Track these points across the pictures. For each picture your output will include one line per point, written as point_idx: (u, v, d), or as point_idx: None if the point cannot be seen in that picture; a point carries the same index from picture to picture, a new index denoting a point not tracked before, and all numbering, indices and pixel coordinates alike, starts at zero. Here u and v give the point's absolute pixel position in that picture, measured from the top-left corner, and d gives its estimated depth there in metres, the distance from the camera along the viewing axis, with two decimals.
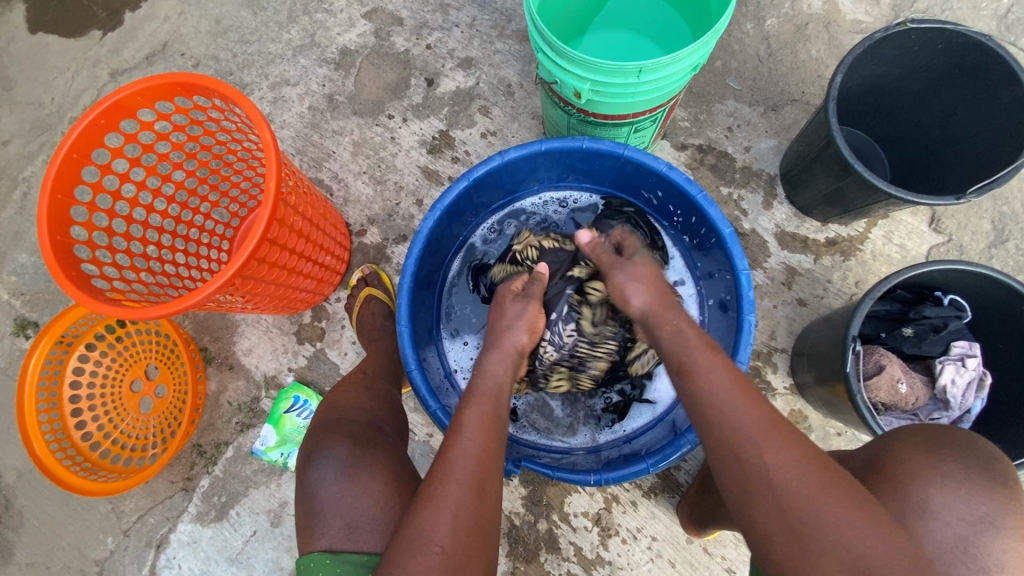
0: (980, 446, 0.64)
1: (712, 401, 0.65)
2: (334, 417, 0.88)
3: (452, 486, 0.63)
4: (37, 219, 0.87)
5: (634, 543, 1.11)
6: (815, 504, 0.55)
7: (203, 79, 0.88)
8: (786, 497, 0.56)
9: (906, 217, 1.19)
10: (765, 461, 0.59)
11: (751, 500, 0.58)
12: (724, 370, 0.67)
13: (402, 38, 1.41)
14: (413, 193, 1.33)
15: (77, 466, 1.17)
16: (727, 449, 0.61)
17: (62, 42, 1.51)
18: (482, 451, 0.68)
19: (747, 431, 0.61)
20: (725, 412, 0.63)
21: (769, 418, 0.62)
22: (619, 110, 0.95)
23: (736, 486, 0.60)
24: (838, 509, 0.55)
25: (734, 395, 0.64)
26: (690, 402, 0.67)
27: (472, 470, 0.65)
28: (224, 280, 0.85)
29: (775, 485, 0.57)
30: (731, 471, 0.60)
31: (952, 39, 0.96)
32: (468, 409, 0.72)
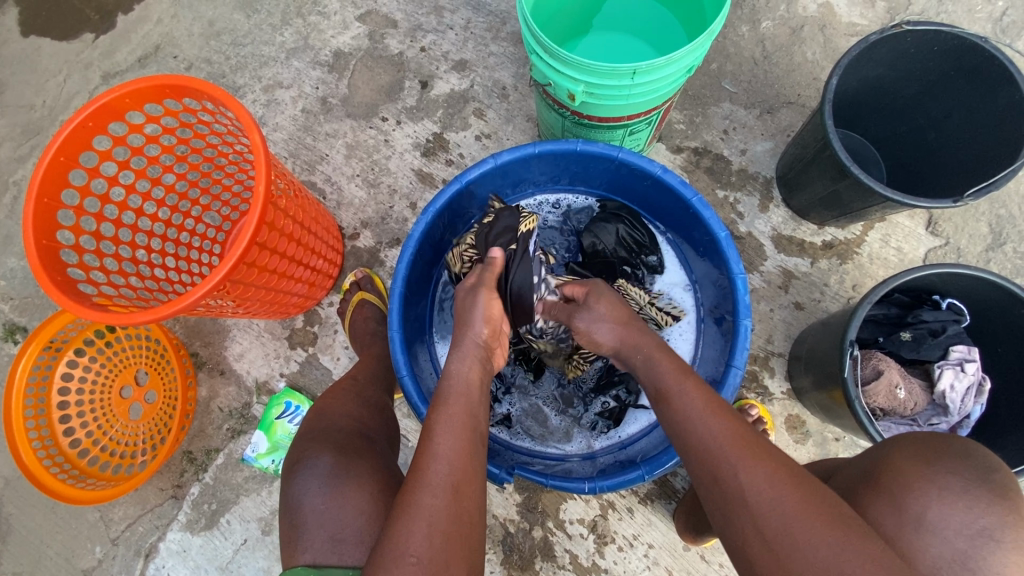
0: (976, 458, 0.62)
1: (686, 422, 0.65)
2: (321, 426, 0.86)
3: (427, 494, 0.61)
4: (23, 222, 0.85)
5: (631, 551, 1.09)
6: (794, 524, 0.53)
7: (192, 81, 0.87)
8: (762, 517, 0.55)
9: (902, 220, 1.18)
10: (738, 478, 0.58)
11: (730, 520, 0.57)
12: (697, 392, 0.68)
13: (397, 41, 1.40)
14: (406, 196, 1.32)
15: (64, 474, 1.15)
16: (704, 469, 0.61)
17: (54, 45, 1.49)
18: (459, 452, 0.66)
19: (722, 449, 0.61)
20: (700, 432, 0.63)
21: (742, 436, 0.61)
22: (613, 112, 0.94)
23: (715, 508, 0.59)
24: (817, 527, 0.52)
25: (707, 416, 0.65)
26: (670, 428, 0.67)
27: (445, 474, 0.63)
28: (213, 284, 0.83)
29: (747, 502, 0.56)
30: (710, 491, 0.60)
31: (947, 42, 0.95)
32: (438, 414, 0.70)
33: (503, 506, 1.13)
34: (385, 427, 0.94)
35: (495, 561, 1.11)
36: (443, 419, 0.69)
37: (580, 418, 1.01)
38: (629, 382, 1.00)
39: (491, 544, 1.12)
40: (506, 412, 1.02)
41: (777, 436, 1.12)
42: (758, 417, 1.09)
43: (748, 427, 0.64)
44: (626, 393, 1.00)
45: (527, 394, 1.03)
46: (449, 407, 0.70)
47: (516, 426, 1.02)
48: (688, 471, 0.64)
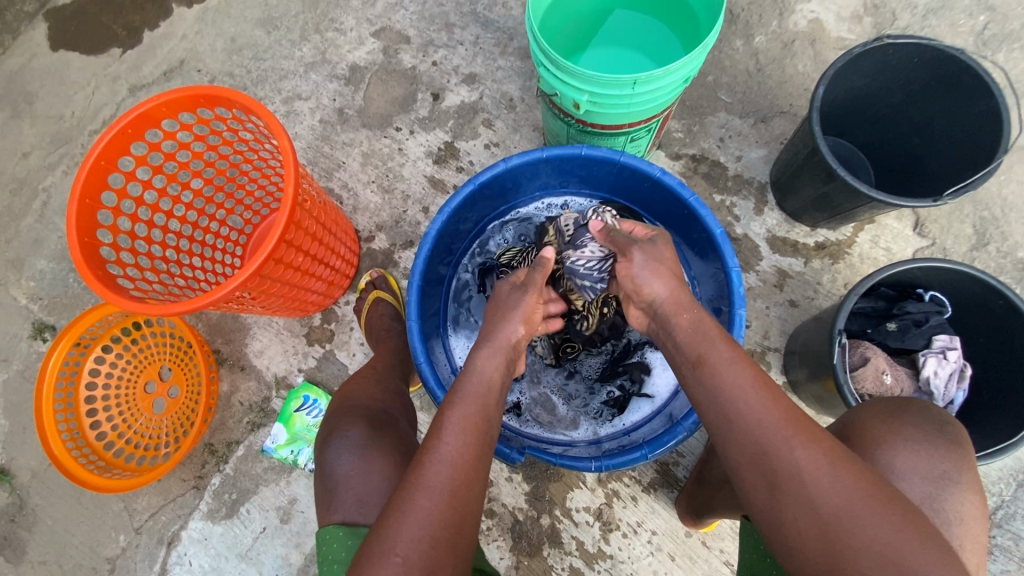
0: (932, 412, 0.71)
1: (733, 398, 0.66)
2: (348, 404, 0.93)
3: (424, 497, 0.64)
4: (67, 221, 0.92)
5: (634, 537, 1.14)
6: (849, 503, 0.57)
7: (225, 90, 0.94)
8: (818, 495, 0.59)
9: (891, 222, 1.24)
10: (794, 457, 0.61)
11: (780, 497, 0.61)
12: (744, 365, 0.68)
13: (409, 55, 1.48)
14: (419, 201, 1.39)
15: (91, 464, 1.21)
16: (754, 445, 0.63)
17: (83, 59, 1.58)
18: (458, 458, 0.68)
19: (776, 427, 0.62)
20: (749, 409, 0.64)
21: (792, 413, 0.64)
22: (615, 120, 1.01)
23: (761, 479, 0.62)
24: (872, 507, 0.57)
25: (756, 392, 0.66)
26: (712, 399, 0.68)
27: (446, 478, 0.66)
28: (243, 278, 0.90)
29: (804, 480, 0.59)
30: (758, 465, 0.62)
31: (926, 54, 1.02)
32: (450, 412, 0.72)
33: (512, 495, 1.17)
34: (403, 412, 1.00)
35: (505, 547, 1.16)
36: (451, 416, 0.71)
37: (586, 406, 1.07)
38: (632, 372, 1.07)
39: (500, 531, 1.16)
40: (516, 401, 1.07)
41: None
42: None
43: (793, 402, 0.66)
44: (630, 382, 1.07)
45: (536, 382, 1.09)
46: (456, 410, 0.72)
47: (526, 414, 1.07)
48: (729, 444, 0.65)
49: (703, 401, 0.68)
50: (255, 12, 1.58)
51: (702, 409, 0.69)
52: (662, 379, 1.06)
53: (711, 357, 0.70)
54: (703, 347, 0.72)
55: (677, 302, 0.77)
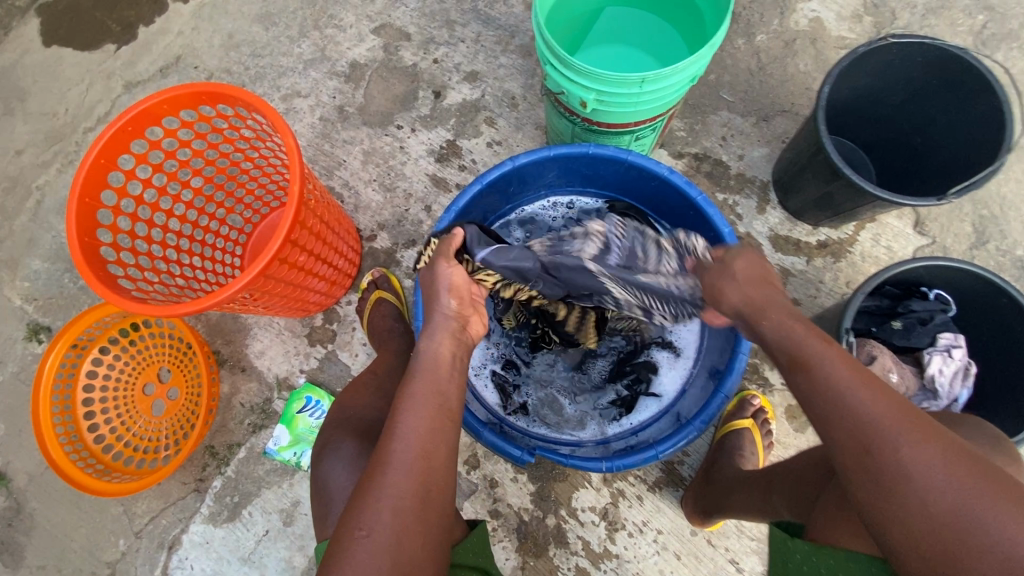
0: (986, 429, 0.76)
1: (838, 395, 0.63)
2: (344, 415, 0.97)
3: (388, 473, 0.64)
4: (67, 220, 0.90)
5: (640, 537, 1.14)
6: (969, 502, 0.55)
7: (229, 88, 0.93)
8: (930, 494, 0.56)
9: (892, 220, 1.25)
10: (901, 455, 0.58)
11: (886, 496, 0.58)
12: (842, 363, 0.65)
13: (410, 53, 1.47)
14: (421, 200, 1.38)
15: (90, 468, 1.20)
16: (856, 442, 0.61)
17: (77, 55, 1.55)
18: (422, 431, 0.67)
19: (882, 423, 0.60)
20: (854, 408, 0.62)
21: (900, 409, 0.61)
22: (621, 119, 1.01)
23: (867, 482, 0.60)
24: (997, 506, 0.54)
25: (860, 389, 0.63)
26: (814, 398, 0.65)
27: (406, 452, 0.66)
28: (249, 278, 0.89)
29: (913, 477, 0.57)
30: (866, 467, 0.60)
31: (929, 53, 1.03)
32: (411, 387, 0.71)
33: (518, 495, 1.17)
34: None
35: (511, 548, 1.16)
36: (409, 392, 0.71)
37: (593, 406, 1.06)
38: (640, 371, 1.06)
39: (506, 531, 1.16)
40: (522, 401, 1.07)
41: (779, 425, 1.17)
42: (759, 407, 1.13)
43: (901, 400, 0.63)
44: (637, 381, 1.06)
45: (543, 383, 1.08)
46: (413, 386, 0.71)
47: (532, 415, 1.06)
48: (831, 440, 0.63)
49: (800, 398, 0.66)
50: (253, 8, 1.56)
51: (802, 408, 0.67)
52: (669, 379, 1.07)
53: (811, 355, 0.67)
54: (802, 347, 0.69)
55: (755, 305, 0.77)
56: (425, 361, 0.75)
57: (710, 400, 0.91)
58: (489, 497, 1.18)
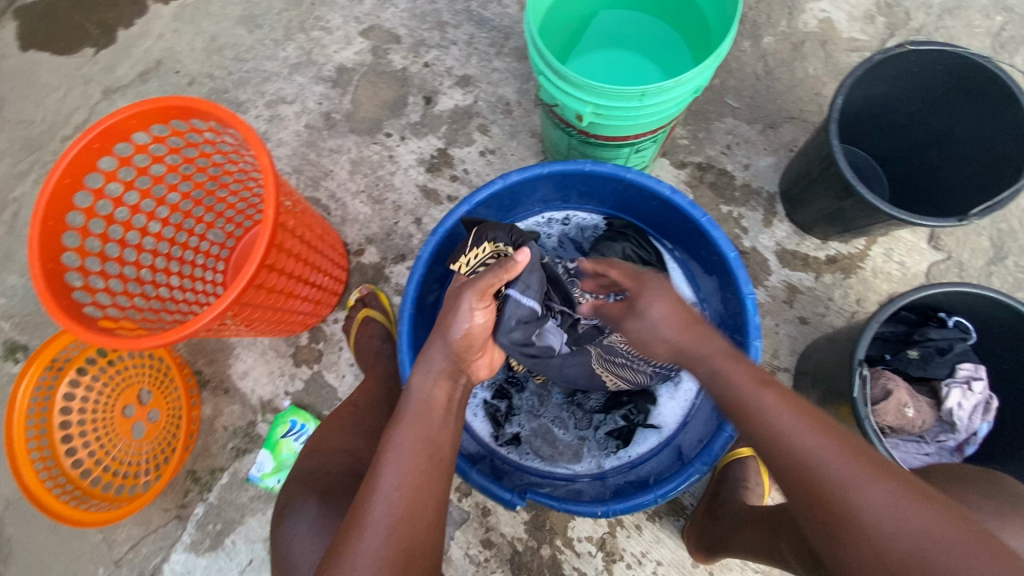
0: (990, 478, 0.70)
1: (782, 439, 0.63)
2: (305, 471, 0.93)
3: (364, 536, 0.61)
4: (28, 246, 0.84)
5: (639, 568, 1.09)
6: (922, 543, 0.53)
7: (200, 102, 0.87)
8: (881, 539, 0.54)
9: (905, 234, 1.19)
10: (851, 500, 0.57)
11: (840, 542, 0.57)
12: (787, 405, 0.65)
13: (400, 56, 1.40)
14: (411, 212, 1.32)
15: (66, 495, 1.13)
16: (806, 488, 0.59)
17: (54, 60, 1.49)
18: (405, 487, 0.64)
19: (830, 467, 0.59)
20: (800, 451, 0.61)
21: (849, 451, 0.60)
22: (620, 132, 0.94)
23: (821, 530, 0.58)
24: (947, 547, 0.52)
25: (804, 431, 0.62)
26: (762, 443, 0.65)
27: (383, 512, 0.62)
28: (222, 308, 0.82)
29: (862, 522, 0.55)
30: (817, 514, 0.58)
31: (950, 61, 0.96)
32: (397, 437, 0.69)
33: (511, 524, 1.12)
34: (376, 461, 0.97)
35: None
36: (392, 444, 0.68)
37: (589, 438, 1.02)
38: (638, 402, 1.02)
39: (498, 562, 1.11)
40: (515, 431, 1.03)
41: None
42: None
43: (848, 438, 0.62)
44: (635, 412, 1.02)
45: (536, 413, 1.04)
46: (401, 436, 0.68)
47: (525, 446, 1.02)
48: (782, 486, 0.63)
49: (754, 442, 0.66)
50: (236, 10, 1.49)
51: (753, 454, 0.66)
52: (669, 410, 1.03)
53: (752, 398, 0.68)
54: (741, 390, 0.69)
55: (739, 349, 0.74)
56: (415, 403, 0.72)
57: (712, 439, 0.88)
58: (481, 526, 1.12)
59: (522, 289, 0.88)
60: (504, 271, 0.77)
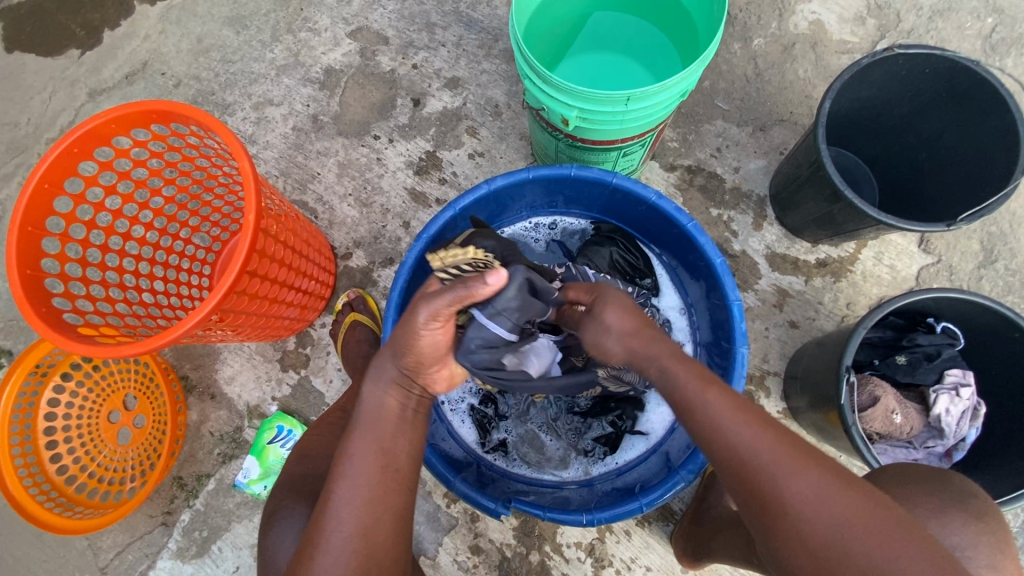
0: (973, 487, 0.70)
1: (714, 434, 0.62)
2: (300, 476, 0.91)
3: (323, 557, 0.62)
4: (6, 252, 0.83)
5: (628, 574, 1.09)
6: (848, 532, 0.55)
7: (180, 106, 0.85)
8: (807, 526, 0.56)
9: (895, 238, 1.19)
10: (780, 490, 0.58)
11: (771, 528, 0.58)
12: (722, 394, 0.64)
13: (388, 58, 1.39)
14: (399, 215, 1.31)
15: (51, 503, 1.11)
16: (738, 478, 0.60)
17: (39, 61, 1.47)
18: (362, 506, 0.65)
19: (760, 457, 0.59)
20: (732, 446, 0.61)
21: (779, 440, 0.60)
22: (607, 136, 0.93)
23: (755, 518, 0.60)
24: (865, 534, 0.54)
25: (738, 425, 0.61)
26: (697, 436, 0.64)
27: (342, 534, 0.63)
28: (201, 315, 0.80)
29: (789, 510, 0.57)
30: (750, 503, 0.60)
31: (939, 64, 0.96)
32: (353, 453, 0.68)
33: (500, 530, 1.11)
34: None
35: None
36: (347, 466, 0.67)
37: (577, 445, 1.02)
38: (625, 409, 1.01)
39: (486, 569, 1.10)
40: (502, 438, 1.03)
41: None
42: None
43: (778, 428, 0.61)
44: (622, 420, 1.01)
45: (523, 420, 1.04)
46: (353, 451, 0.67)
47: (512, 453, 1.03)
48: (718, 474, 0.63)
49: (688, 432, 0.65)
50: (223, 11, 1.48)
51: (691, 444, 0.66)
52: (656, 416, 1.03)
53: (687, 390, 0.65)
54: (674, 383, 0.66)
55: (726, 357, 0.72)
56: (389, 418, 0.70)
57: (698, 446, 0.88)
58: (469, 532, 1.12)
59: (492, 314, 0.73)
60: (463, 296, 0.63)
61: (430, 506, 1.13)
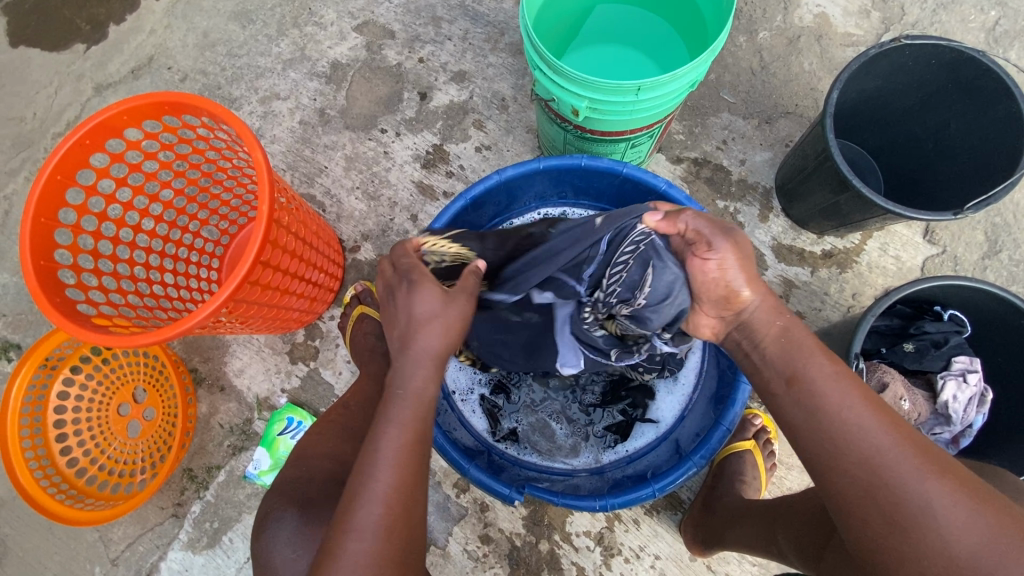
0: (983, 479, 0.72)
1: (840, 419, 0.61)
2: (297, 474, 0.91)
3: (353, 540, 0.59)
4: (20, 243, 0.83)
5: (637, 562, 1.10)
6: (982, 540, 0.54)
7: (191, 97, 0.86)
8: (943, 529, 0.55)
9: (900, 229, 1.19)
10: (919, 492, 0.56)
11: (899, 531, 0.56)
12: (853, 388, 0.63)
13: (394, 52, 1.39)
14: (407, 208, 1.31)
15: (62, 494, 1.12)
16: (869, 475, 0.58)
17: (45, 56, 1.47)
18: (392, 491, 0.62)
19: (898, 457, 0.58)
20: (860, 435, 0.59)
21: (913, 442, 0.59)
22: (617, 127, 0.94)
23: (878, 517, 0.57)
24: (1005, 542, 0.54)
25: (867, 415, 0.60)
26: (817, 424, 0.62)
27: (376, 518, 0.60)
28: (216, 305, 0.81)
29: (930, 514, 0.55)
30: (875, 499, 0.57)
31: (945, 55, 0.97)
32: (387, 433, 0.64)
33: (509, 520, 1.12)
34: None
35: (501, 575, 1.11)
36: (383, 444, 0.64)
37: (587, 433, 1.04)
38: (635, 397, 1.02)
39: (497, 558, 1.11)
40: (513, 427, 1.05)
41: (781, 446, 1.12)
42: (761, 427, 1.09)
43: (904, 425, 0.61)
44: (632, 407, 1.03)
45: (533, 408, 1.05)
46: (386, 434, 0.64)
47: (523, 442, 1.04)
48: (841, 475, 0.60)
49: (808, 426, 0.63)
50: (228, 5, 1.48)
51: (800, 433, 0.63)
52: (666, 405, 1.04)
53: (810, 371, 0.64)
54: (797, 363, 0.65)
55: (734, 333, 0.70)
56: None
57: (709, 433, 0.89)
58: (479, 522, 1.12)
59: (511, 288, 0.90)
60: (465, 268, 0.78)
61: (440, 496, 1.14)
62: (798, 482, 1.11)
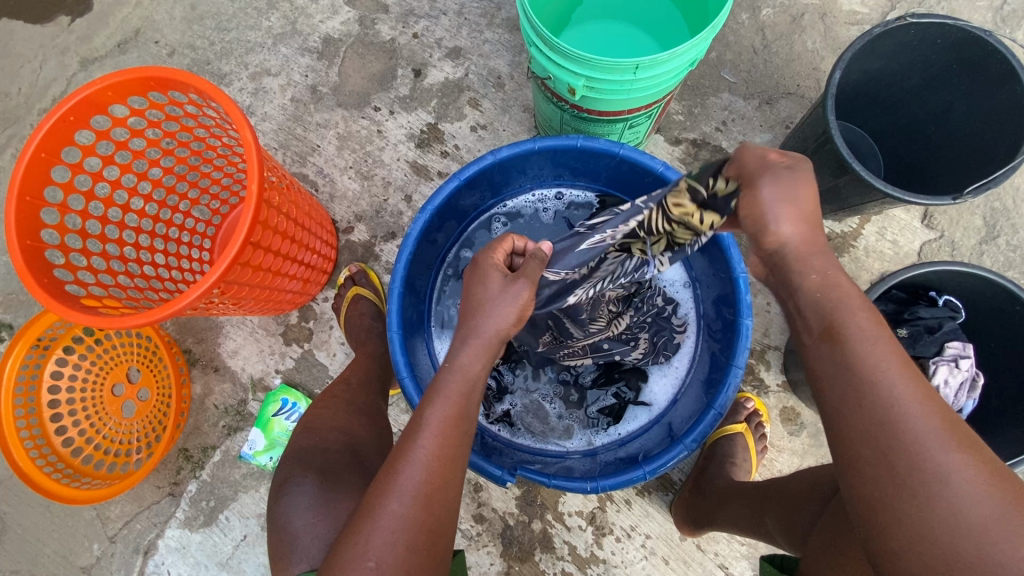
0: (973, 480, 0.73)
1: (870, 378, 0.55)
2: (308, 447, 0.90)
3: (393, 501, 0.62)
4: (5, 222, 0.81)
5: (628, 541, 1.11)
6: (992, 516, 0.49)
7: (177, 73, 0.83)
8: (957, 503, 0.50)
9: (899, 213, 1.18)
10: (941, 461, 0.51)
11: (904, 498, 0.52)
12: (889, 345, 0.56)
13: (388, 26, 1.36)
14: (401, 189, 1.30)
15: (58, 474, 1.12)
16: (887, 437, 0.53)
17: (28, 29, 1.43)
18: (434, 460, 0.64)
19: (922, 422, 0.53)
20: (889, 400, 0.54)
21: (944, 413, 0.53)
22: (614, 106, 0.92)
23: (888, 480, 0.53)
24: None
25: (901, 379, 0.55)
26: (844, 380, 0.56)
27: (417, 482, 0.63)
28: (206, 287, 0.79)
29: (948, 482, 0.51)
30: (889, 464, 0.53)
31: (951, 35, 0.95)
32: (429, 409, 0.66)
33: (503, 500, 1.14)
34: (376, 436, 0.97)
35: (495, 553, 1.13)
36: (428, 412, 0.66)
37: (582, 416, 1.06)
38: (629, 378, 1.05)
39: (490, 537, 1.13)
40: (508, 410, 1.06)
41: (773, 429, 1.13)
42: (753, 410, 1.10)
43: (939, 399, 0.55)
44: (626, 390, 1.05)
45: (528, 390, 1.07)
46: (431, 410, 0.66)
47: (517, 424, 1.06)
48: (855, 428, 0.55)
49: (833, 374, 0.57)
50: None
51: (826, 386, 0.58)
52: (659, 387, 1.06)
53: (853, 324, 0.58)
54: (837, 313, 0.58)
55: None
56: (454, 378, 0.69)
57: (701, 418, 0.89)
58: (473, 501, 1.14)
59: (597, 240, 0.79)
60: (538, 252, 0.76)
61: None
62: (789, 465, 1.12)
